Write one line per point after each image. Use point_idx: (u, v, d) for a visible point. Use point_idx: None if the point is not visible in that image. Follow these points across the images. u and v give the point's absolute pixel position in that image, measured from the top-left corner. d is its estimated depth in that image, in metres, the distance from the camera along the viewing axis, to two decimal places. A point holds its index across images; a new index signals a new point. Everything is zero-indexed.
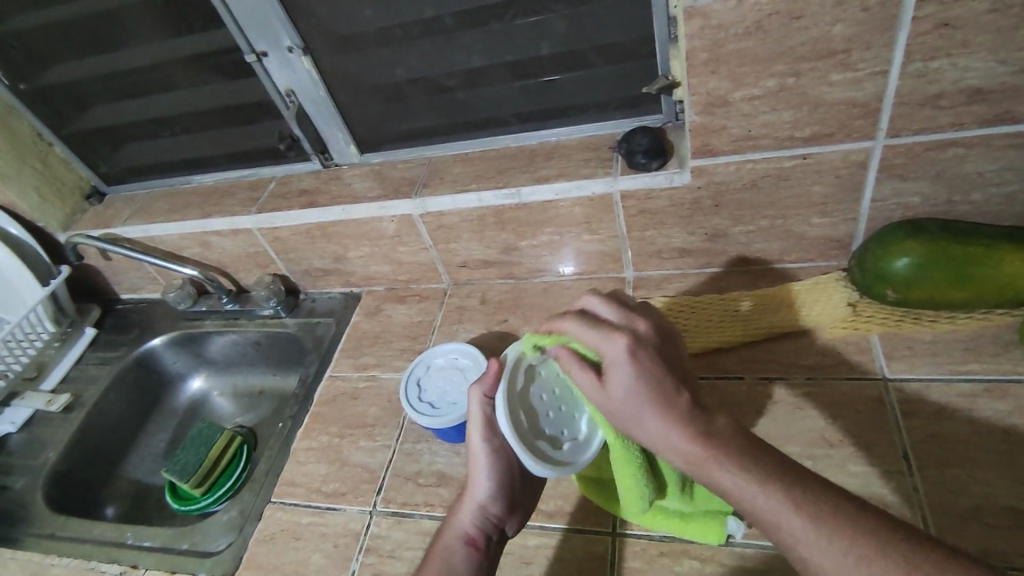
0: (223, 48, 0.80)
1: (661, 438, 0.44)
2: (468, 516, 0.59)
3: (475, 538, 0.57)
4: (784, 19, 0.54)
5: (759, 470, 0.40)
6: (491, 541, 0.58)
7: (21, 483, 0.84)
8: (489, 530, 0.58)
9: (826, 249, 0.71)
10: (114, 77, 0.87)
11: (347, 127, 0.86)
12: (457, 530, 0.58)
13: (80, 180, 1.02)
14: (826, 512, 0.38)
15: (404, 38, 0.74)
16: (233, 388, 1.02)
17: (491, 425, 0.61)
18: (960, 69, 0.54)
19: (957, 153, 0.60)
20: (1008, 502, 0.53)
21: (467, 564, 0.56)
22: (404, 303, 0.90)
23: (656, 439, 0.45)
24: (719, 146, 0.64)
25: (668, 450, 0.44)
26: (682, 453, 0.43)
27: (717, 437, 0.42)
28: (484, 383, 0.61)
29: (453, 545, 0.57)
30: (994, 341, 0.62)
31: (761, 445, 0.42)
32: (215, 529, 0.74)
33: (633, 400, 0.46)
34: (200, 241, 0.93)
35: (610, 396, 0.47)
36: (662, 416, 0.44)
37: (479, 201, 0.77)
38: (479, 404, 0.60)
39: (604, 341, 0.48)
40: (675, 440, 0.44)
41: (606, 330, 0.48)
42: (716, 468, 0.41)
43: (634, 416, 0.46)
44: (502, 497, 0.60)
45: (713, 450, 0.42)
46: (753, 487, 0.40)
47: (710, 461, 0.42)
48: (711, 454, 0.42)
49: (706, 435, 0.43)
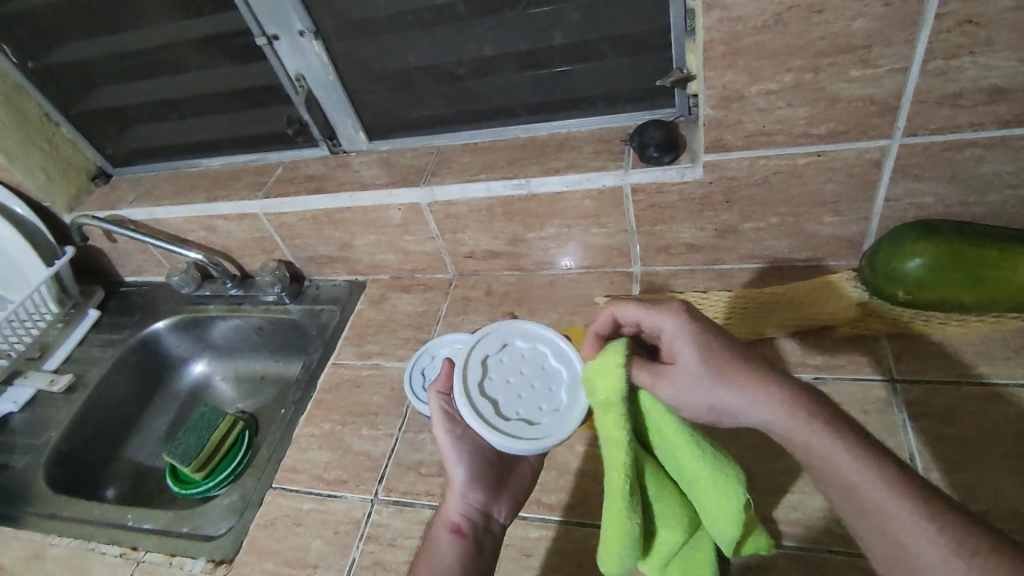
0: (234, 30, 0.79)
1: (747, 400, 0.45)
2: (452, 504, 0.57)
3: (461, 525, 0.56)
4: (804, 12, 0.53)
5: (846, 434, 0.41)
6: (479, 527, 0.57)
7: (23, 462, 0.84)
8: (474, 516, 0.57)
9: (837, 249, 0.71)
10: (122, 57, 0.87)
11: (356, 114, 0.85)
12: (440, 520, 0.56)
13: (87, 161, 1.01)
14: (915, 482, 0.39)
15: (417, 25, 0.73)
16: (236, 373, 1.01)
17: (454, 416, 0.60)
18: (981, 67, 0.53)
19: (974, 154, 0.59)
20: (1015, 505, 0.52)
21: (455, 554, 0.54)
22: (409, 292, 0.90)
23: (738, 400, 0.45)
24: (734, 141, 0.64)
25: (757, 412, 0.44)
26: (775, 414, 0.44)
27: (801, 400, 0.44)
28: (437, 382, 0.62)
29: (440, 536, 0.55)
30: (1004, 345, 0.62)
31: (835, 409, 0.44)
32: (216, 513, 0.74)
33: (703, 367, 0.47)
34: (206, 225, 0.92)
35: (679, 371, 0.47)
36: (740, 378, 0.45)
37: (488, 191, 0.76)
38: (436, 400, 0.60)
39: (662, 313, 0.51)
40: (762, 398, 0.44)
41: (662, 304, 0.51)
42: (812, 430, 0.42)
43: (713, 384, 0.46)
44: (479, 479, 0.58)
45: (804, 414, 0.43)
46: (841, 451, 0.41)
47: (806, 426, 0.42)
48: (807, 421, 0.42)
49: (795, 397, 0.44)
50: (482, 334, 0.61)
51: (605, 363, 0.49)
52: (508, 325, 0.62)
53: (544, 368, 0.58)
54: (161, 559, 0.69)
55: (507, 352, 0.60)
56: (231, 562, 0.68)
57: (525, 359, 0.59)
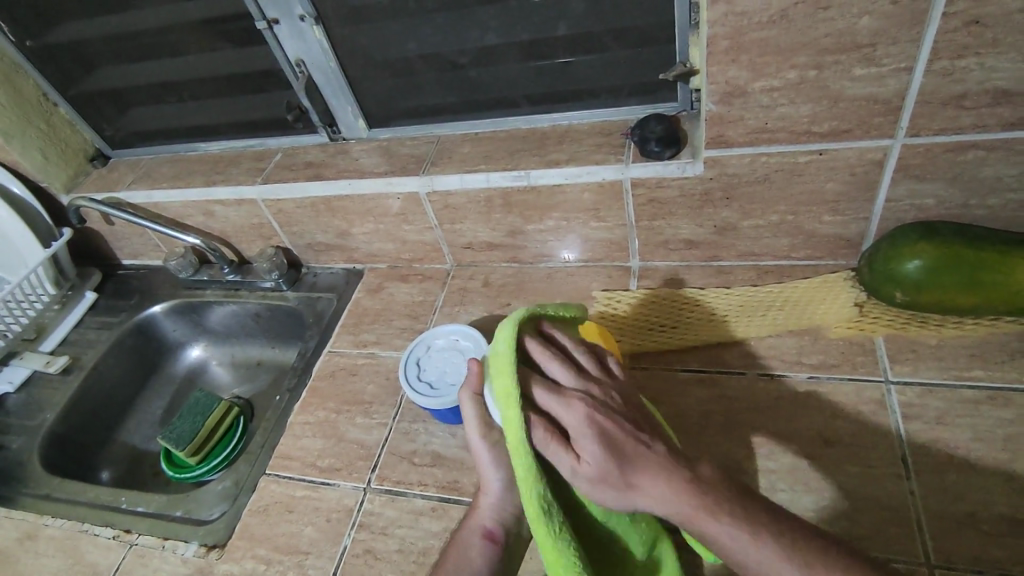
0: (234, 14, 0.79)
1: (651, 493, 0.45)
2: (485, 509, 0.57)
3: (493, 531, 0.56)
4: (810, 8, 0.53)
5: (748, 519, 0.42)
6: (511, 533, 0.56)
7: (18, 444, 0.84)
8: (508, 523, 0.56)
9: (836, 248, 0.70)
10: (121, 38, 0.86)
11: (357, 101, 0.85)
12: (473, 523, 0.56)
13: (85, 143, 1.01)
14: (810, 551, 0.41)
15: (419, 12, 0.72)
16: (232, 358, 1.01)
17: (490, 421, 0.56)
18: (987, 69, 0.53)
19: (977, 156, 0.59)
20: (1006, 510, 0.52)
21: (486, 561, 0.54)
22: (407, 282, 0.89)
23: (644, 493, 0.45)
24: (735, 137, 0.63)
25: (657, 502, 0.44)
26: (673, 505, 0.44)
27: (709, 486, 0.44)
28: (471, 384, 0.57)
29: (470, 540, 0.55)
30: (1000, 348, 0.62)
31: (744, 492, 0.44)
32: (211, 498, 0.75)
33: (612, 461, 0.46)
34: (204, 210, 0.92)
35: (588, 463, 0.47)
36: (643, 472, 0.45)
37: (488, 182, 0.76)
38: (472, 403, 0.57)
39: (566, 407, 0.49)
40: (665, 491, 0.44)
41: (567, 398, 0.50)
42: (712, 519, 0.42)
43: (615, 479, 0.46)
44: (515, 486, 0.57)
45: (708, 500, 0.43)
46: (745, 538, 0.41)
47: (705, 512, 0.43)
48: (702, 505, 0.43)
49: (697, 486, 0.44)
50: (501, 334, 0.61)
51: (498, 359, 0.51)
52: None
53: None
54: (154, 542, 0.70)
55: None
56: (223, 547, 0.68)
57: None
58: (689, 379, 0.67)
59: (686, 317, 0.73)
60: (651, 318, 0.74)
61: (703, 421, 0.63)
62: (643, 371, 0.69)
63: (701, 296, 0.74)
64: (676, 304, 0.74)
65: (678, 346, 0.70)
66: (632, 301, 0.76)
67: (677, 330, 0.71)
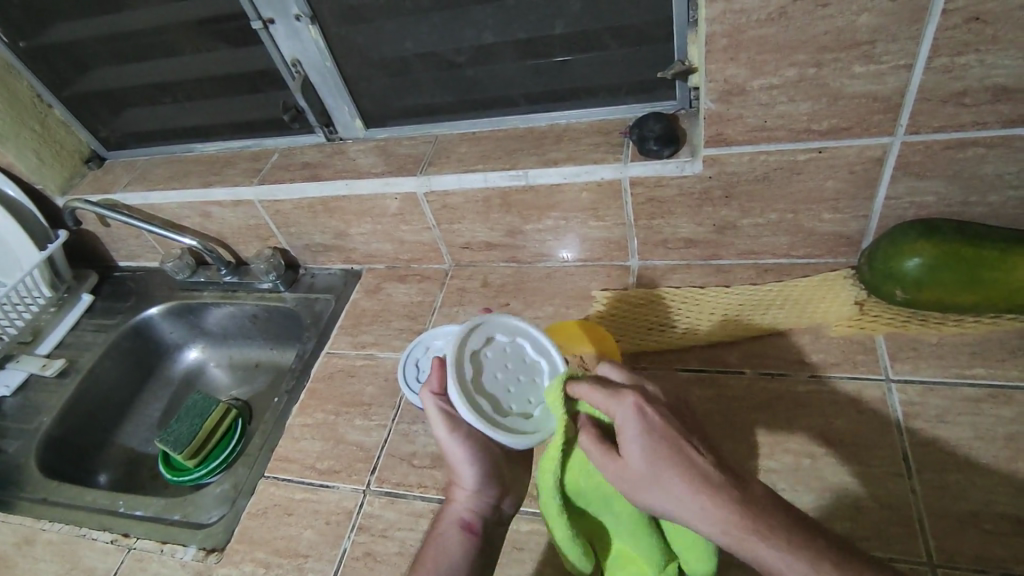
0: (230, 14, 0.78)
1: (693, 506, 0.41)
2: (461, 501, 0.56)
3: (471, 522, 0.55)
4: (809, 5, 0.52)
5: (801, 543, 0.39)
6: (488, 523, 0.56)
7: (15, 447, 0.83)
8: (485, 512, 0.56)
9: (836, 246, 0.70)
10: (115, 39, 0.85)
11: (354, 101, 0.84)
12: (450, 516, 0.55)
13: (79, 144, 1.00)
14: None
15: (416, 11, 0.72)
16: (230, 360, 1.01)
17: (456, 416, 0.55)
18: (987, 66, 0.53)
19: (977, 153, 0.58)
20: (1007, 508, 0.52)
21: (463, 551, 0.53)
22: (405, 283, 0.89)
23: (687, 504, 0.41)
24: (734, 135, 0.63)
25: (700, 515, 0.41)
26: (719, 523, 0.40)
27: (759, 508, 0.40)
28: (432, 381, 0.56)
29: (448, 531, 0.54)
30: (1001, 346, 0.62)
31: (798, 514, 0.41)
32: (209, 500, 0.74)
33: (652, 465, 0.43)
34: (201, 212, 0.92)
35: (629, 463, 0.44)
36: (689, 480, 0.42)
37: (486, 181, 0.75)
38: (433, 402, 0.55)
39: (613, 400, 0.46)
40: (710, 505, 0.41)
41: (615, 389, 0.47)
42: (760, 541, 0.39)
43: (658, 482, 0.43)
44: (490, 478, 0.56)
45: (757, 521, 0.39)
46: (802, 564, 0.38)
47: (754, 533, 0.39)
48: (750, 526, 0.39)
49: (747, 506, 0.40)
50: (467, 327, 0.56)
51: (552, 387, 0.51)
52: (495, 317, 0.58)
53: (528, 361, 0.57)
54: (152, 546, 0.69)
55: (492, 346, 0.57)
56: (222, 550, 0.67)
57: (508, 354, 0.57)
58: (689, 378, 0.67)
59: (685, 316, 0.72)
60: (650, 317, 0.73)
61: (705, 420, 0.63)
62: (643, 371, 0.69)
63: (700, 295, 0.74)
64: (675, 302, 0.74)
65: (677, 345, 0.70)
66: (631, 300, 0.76)
67: (677, 329, 0.71)
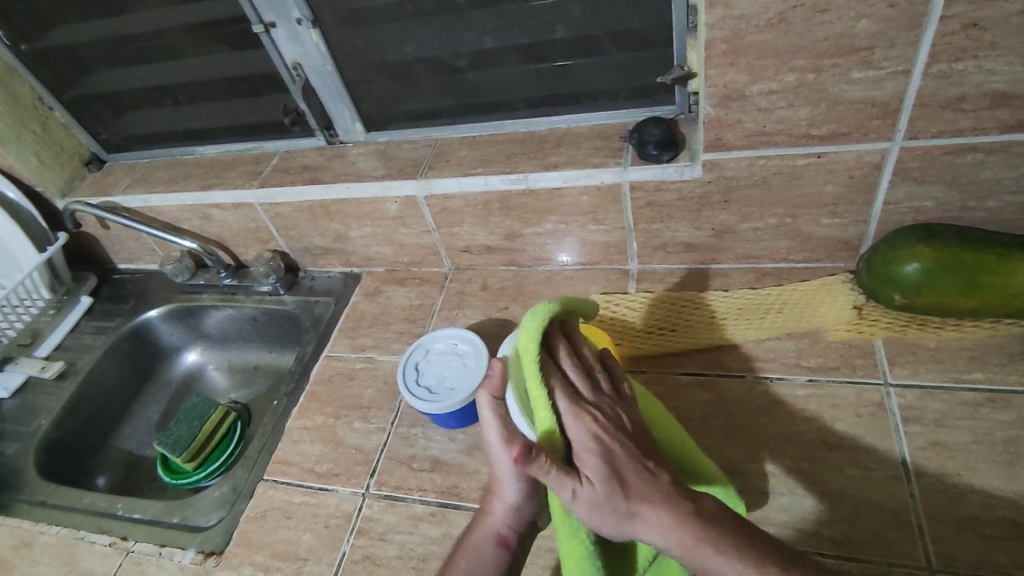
0: (231, 18, 0.78)
1: (654, 524, 0.47)
2: (497, 515, 0.55)
3: (506, 537, 0.54)
4: (808, 12, 0.53)
5: (748, 550, 0.45)
6: (522, 538, 0.55)
7: (13, 450, 0.83)
8: (520, 527, 0.55)
9: (835, 251, 0.70)
10: (117, 42, 0.85)
11: (354, 105, 0.84)
12: (483, 528, 0.54)
13: (79, 146, 1.00)
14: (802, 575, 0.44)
15: (417, 15, 0.72)
16: (229, 363, 1.01)
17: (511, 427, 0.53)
18: (985, 72, 0.53)
19: (975, 158, 0.59)
20: (1005, 512, 0.53)
21: (496, 568, 0.53)
22: (404, 286, 0.89)
23: (649, 523, 0.47)
24: (733, 140, 0.63)
25: (659, 531, 0.46)
26: (677, 536, 0.46)
27: (710, 520, 0.46)
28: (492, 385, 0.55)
29: (482, 547, 0.54)
30: (999, 351, 0.62)
31: (748, 530, 0.46)
32: (207, 503, 0.74)
33: (609, 488, 0.48)
34: (200, 214, 0.92)
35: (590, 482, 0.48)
36: (646, 501, 0.47)
37: (486, 185, 0.76)
38: (490, 408, 0.54)
39: (575, 420, 0.51)
40: (666, 521, 0.46)
41: (579, 407, 0.52)
42: (713, 553, 0.45)
43: (621, 507, 0.47)
44: (534, 493, 0.55)
45: (712, 532, 0.45)
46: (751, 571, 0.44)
47: (709, 545, 0.45)
48: (701, 541, 0.45)
49: (696, 519, 0.46)
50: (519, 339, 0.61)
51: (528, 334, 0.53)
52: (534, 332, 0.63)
53: None
54: (150, 550, 0.69)
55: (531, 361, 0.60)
56: (221, 554, 0.67)
57: None
58: (688, 382, 0.67)
59: (685, 320, 0.72)
60: (649, 320, 0.74)
61: (704, 424, 0.63)
62: (643, 374, 0.69)
63: (699, 299, 0.74)
64: (675, 306, 0.74)
65: (677, 350, 0.70)
66: (630, 303, 0.76)
67: (677, 333, 0.71)
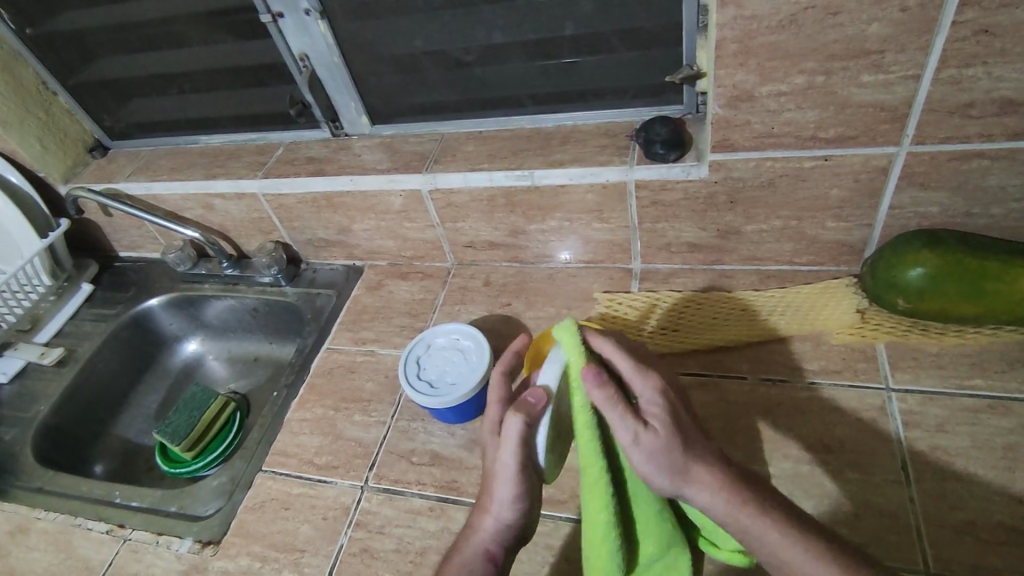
0: (240, 7, 0.78)
1: (709, 485, 0.46)
2: (488, 528, 0.52)
3: (495, 553, 0.52)
4: (819, 14, 0.53)
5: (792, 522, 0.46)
6: (510, 550, 0.54)
7: (10, 436, 0.83)
8: (508, 542, 0.53)
9: (838, 255, 0.71)
10: (124, 29, 0.85)
11: (360, 98, 0.84)
12: (472, 542, 0.52)
13: (83, 133, 1.00)
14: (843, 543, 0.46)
15: (426, 9, 0.72)
16: (228, 353, 1.01)
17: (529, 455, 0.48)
18: (994, 78, 0.53)
19: (981, 164, 0.59)
20: (1003, 518, 0.53)
21: None
22: (407, 280, 0.89)
23: (704, 482, 0.46)
24: (740, 141, 0.63)
25: (712, 495, 0.46)
26: (727, 500, 0.46)
27: (752, 486, 0.47)
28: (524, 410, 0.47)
29: (471, 561, 0.51)
30: (1001, 358, 0.62)
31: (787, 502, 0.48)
32: (206, 493, 0.74)
33: (676, 442, 0.46)
34: (204, 204, 0.91)
35: (655, 433, 0.46)
36: (704, 462, 0.47)
37: (491, 181, 0.76)
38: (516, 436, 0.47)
39: (643, 377, 0.49)
40: (721, 486, 0.46)
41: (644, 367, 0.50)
42: (758, 514, 0.46)
43: (681, 462, 0.46)
44: (527, 515, 0.52)
45: (757, 498, 0.46)
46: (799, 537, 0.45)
47: (757, 510, 0.46)
48: (748, 500, 0.46)
49: (746, 484, 0.47)
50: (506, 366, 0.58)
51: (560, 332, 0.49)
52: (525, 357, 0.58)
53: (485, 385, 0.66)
54: (147, 537, 0.69)
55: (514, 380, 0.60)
56: (218, 543, 0.67)
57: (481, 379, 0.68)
58: (689, 382, 0.67)
59: (687, 320, 0.72)
60: (651, 320, 0.74)
61: (705, 425, 0.63)
62: None
63: (703, 300, 0.74)
64: (678, 307, 0.74)
65: (679, 350, 0.70)
66: (633, 302, 0.76)
67: (679, 334, 0.71)
